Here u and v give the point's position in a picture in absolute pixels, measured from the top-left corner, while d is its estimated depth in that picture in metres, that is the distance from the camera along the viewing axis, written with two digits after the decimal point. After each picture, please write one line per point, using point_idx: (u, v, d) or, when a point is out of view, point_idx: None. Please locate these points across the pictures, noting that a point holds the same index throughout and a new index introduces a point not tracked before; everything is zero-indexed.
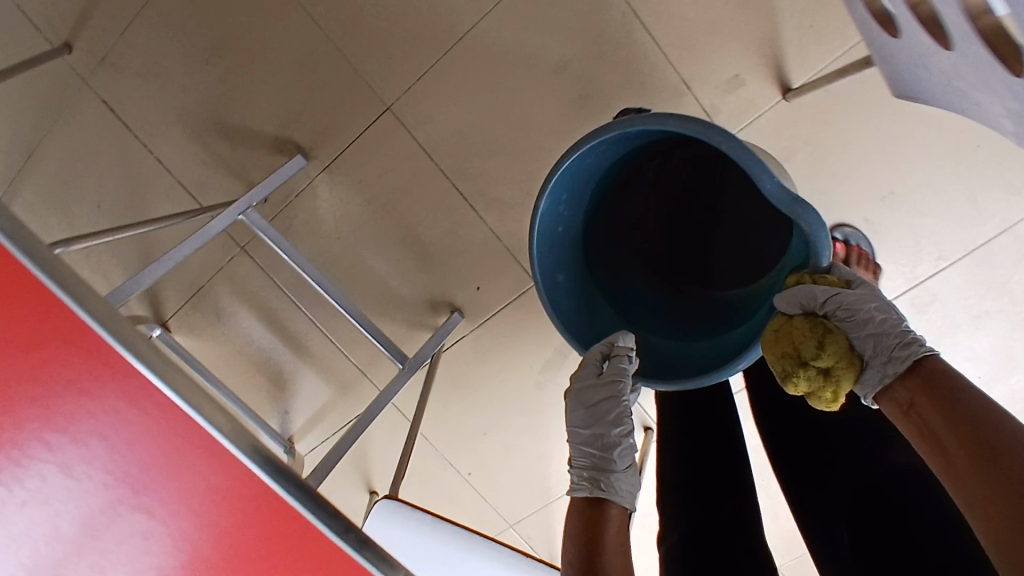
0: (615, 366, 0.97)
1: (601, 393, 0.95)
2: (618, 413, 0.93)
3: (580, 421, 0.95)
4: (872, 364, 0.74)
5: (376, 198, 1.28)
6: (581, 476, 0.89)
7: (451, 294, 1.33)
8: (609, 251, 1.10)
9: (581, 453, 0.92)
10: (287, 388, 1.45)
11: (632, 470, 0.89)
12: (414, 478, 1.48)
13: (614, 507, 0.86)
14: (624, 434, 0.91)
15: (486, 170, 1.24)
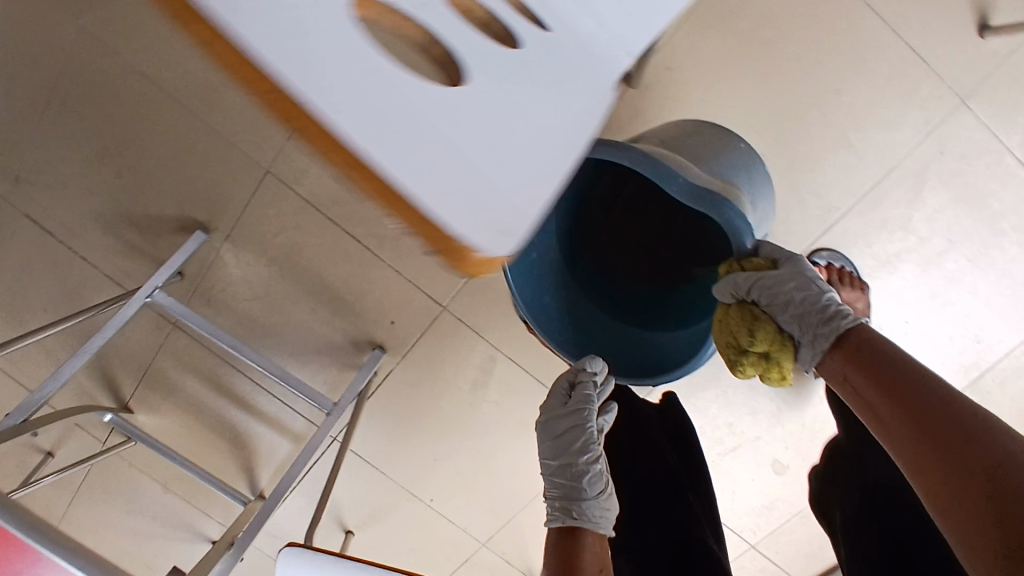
0: (579, 394, 1.01)
1: (567, 422, 1.00)
2: (583, 440, 0.97)
3: (551, 452, 0.99)
4: (810, 341, 0.85)
5: (278, 257, 1.34)
6: (554, 507, 0.94)
7: (370, 333, 1.38)
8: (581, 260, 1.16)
9: (555, 485, 0.96)
10: (248, 447, 1.53)
11: (603, 494, 0.93)
12: (381, 512, 1.53)
13: (588, 534, 0.90)
14: (589, 460, 0.94)
15: (370, 212, 1.28)
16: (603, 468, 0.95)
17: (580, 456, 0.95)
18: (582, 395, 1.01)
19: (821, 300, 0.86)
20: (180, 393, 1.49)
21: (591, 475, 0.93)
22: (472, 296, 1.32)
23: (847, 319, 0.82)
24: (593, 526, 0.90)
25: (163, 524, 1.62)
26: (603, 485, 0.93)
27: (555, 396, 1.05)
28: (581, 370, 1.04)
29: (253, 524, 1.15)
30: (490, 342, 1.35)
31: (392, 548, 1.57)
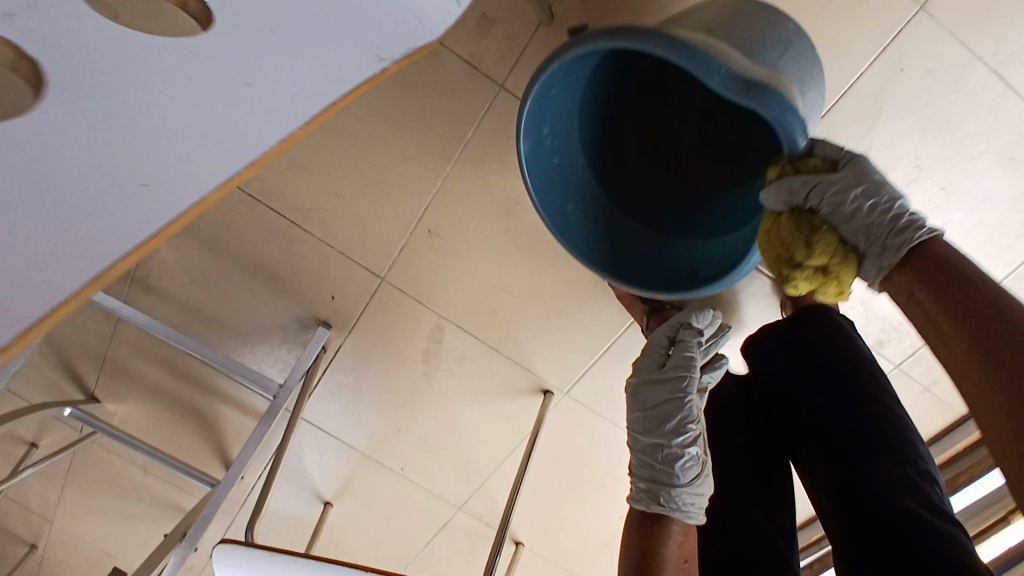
0: (679, 363, 1.03)
1: (665, 393, 1.02)
2: (680, 419, 1.00)
3: (643, 421, 1.04)
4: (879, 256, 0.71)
5: (208, 240, 1.29)
6: (647, 480, 1.01)
7: (314, 309, 1.34)
8: (605, 161, 0.95)
9: (647, 457, 1.02)
10: (215, 428, 1.54)
11: (695, 479, 0.99)
12: (354, 481, 1.53)
13: (675, 519, 1.00)
14: (685, 446, 0.98)
15: (291, 186, 1.21)
16: (698, 450, 0.99)
17: (676, 438, 0.99)
18: (682, 369, 1.03)
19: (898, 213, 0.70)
20: (141, 380, 1.50)
21: (688, 462, 0.98)
22: (410, 264, 1.26)
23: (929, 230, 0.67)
24: (681, 512, 0.99)
25: (152, 502, 1.67)
26: (698, 471, 0.99)
27: (652, 355, 1.08)
28: (684, 336, 1.06)
29: (206, 513, 1.18)
30: (435, 310, 1.30)
31: (371, 516, 1.58)
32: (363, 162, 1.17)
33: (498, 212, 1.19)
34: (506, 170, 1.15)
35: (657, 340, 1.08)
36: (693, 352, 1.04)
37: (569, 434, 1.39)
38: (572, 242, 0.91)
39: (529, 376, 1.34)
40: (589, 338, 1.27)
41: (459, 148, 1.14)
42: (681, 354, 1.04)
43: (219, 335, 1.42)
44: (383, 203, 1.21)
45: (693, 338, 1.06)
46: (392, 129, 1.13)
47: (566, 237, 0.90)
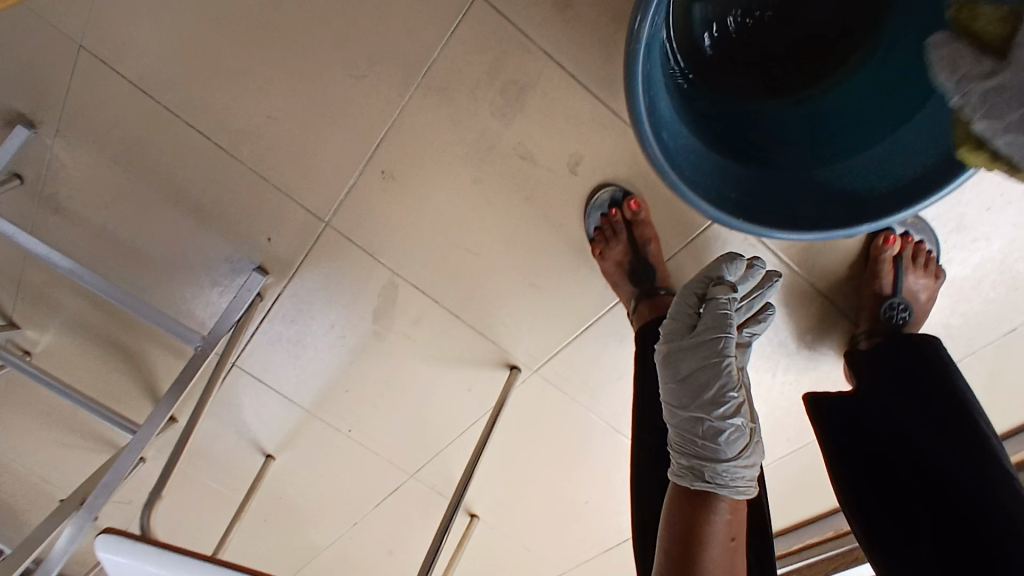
0: (714, 321, 0.83)
1: (700, 357, 0.82)
2: (719, 386, 0.80)
3: (673, 395, 0.83)
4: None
5: (125, 158, 1.06)
6: (683, 461, 0.81)
7: (246, 250, 1.13)
8: (686, 97, 0.80)
9: (681, 436, 0.82)
10: (147, 367, 1.37)
11: (744, 454, 0.79)
12: (296, 438, 1.38)
13: (722, 500, 0.78)
14: (727, 418, 0.79)
15: (216, 101, 0.97)
16: (744, 421, 0.80)
17: (714, 410, 0.79)
18: (719, 327, 0.83)
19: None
20: (62, 309, 1.31)
21: (731, 434, 0.79)
22: (359, 210, 1.04)
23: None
24: (731, 493, 0.78)
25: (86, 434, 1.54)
26: (745, 446, 0.79)
27: (681, 316, 0.87)
28: (718, 288, 0.86)
29: (106, 479, 1.06)
30: (388, 266, 1.10)
31: (315, 473, 1.44)
32: (303, 80, 0.93)
33: (466, 157, 0.96)
34: (478, 104, 0.92)
35: (684, 298, 0.88)
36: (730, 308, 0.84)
37: (536, 413, 1.22)
38: (696, 185, 0.73)
39: (496, 349, 1.16)
40: (567, 311, 1.09)
41: (422, 72, 0.90)
42: (715, 309, 0.84)
43: (137, 270, 1.20)
44: (328, 132, 0.98)
45: (729, 290, 0.86)
46: (338, 39, 0.89)
47: (701, 191, 0.74)
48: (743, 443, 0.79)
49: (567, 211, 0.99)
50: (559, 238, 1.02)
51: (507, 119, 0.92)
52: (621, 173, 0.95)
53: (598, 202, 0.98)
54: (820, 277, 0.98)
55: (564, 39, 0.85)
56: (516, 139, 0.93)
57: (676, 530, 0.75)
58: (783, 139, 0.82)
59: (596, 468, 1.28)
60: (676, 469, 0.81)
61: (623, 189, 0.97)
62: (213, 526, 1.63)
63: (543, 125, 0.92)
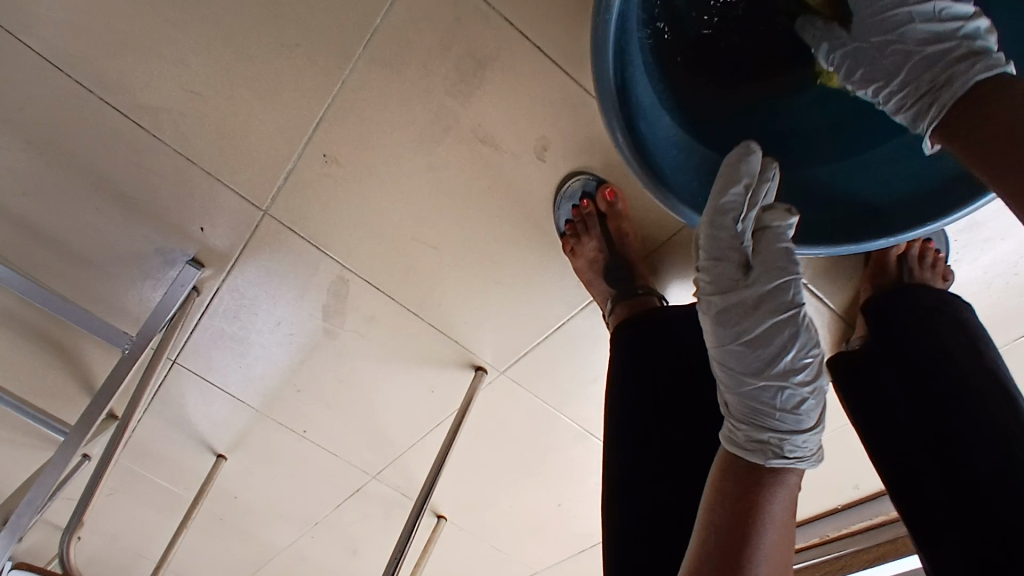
0: (780, 262, 0.63)
1: (773, 315, 0.62)
2: (798, 349, 0.63)
3: (738, 360, 0.63)
4: (897, 83, 0.57)
5: (29, 137, 0.91)
6: (753, 439, 0.63)
7: (179, 241, 1.01)
8: (672, 84, 0.70)
9: (748, 409, 0.64)
10: (80, 367, 1.21)
11: (821, 415, 0.65)
12: (248, 439, 1.28)
13: (795, 471, 0.64)
14: (808, 383, 0.64)
15: (129, 73, 0.84)
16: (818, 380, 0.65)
17: (794, 375, 0.63)
18: (788, 268, 0.63)
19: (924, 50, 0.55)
20: None
21: (811, 400, 0.64)
22: (300, 198, 0.92)
23: (976, 73, 0.50)
24: (809, 463, 0.65)
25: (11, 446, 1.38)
26: (823, 408, 0.65)
27: (728, 254, 0.64)
28: (771, 216, 0.65)
29: (28, 496, 0.91)
30: (336, 260, 0.98)
31: (270, 474, 1.35)
32: (227, 49, 0.80)
33: (420, 140, 0.85)
34: (430, 80, 0.79)
35: (728, 231, 0.64)
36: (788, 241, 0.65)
37: (504, 416, 1.14)
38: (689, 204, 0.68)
39: (458, 349, 1.06)
40: (535, 311, 0.99)
41: (363, 42, 0.78)
42: (776, 244, 0.64)
43: (59, 261, 1.06)
44: (260, 111, 0.85)
45: (784, 217, 0.66)
46: (265, 1, 0.76)
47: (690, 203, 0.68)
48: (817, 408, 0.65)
49: (533, 202, 0.88)
50: (525, 232, 0.91)
51: (464, 97, 0.80)
52: (595, 160, 0.84)
53: (568, 192, 0.87)
54: (812, 276, 0.88)
55: (526, 3, 0.73)
56: (476, 120, 0.82)
57: (732, 507, 0.59)
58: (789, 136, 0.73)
59: (567, 472, 1.20)
60: (738, 442, 0.64)
61: (597, 178, 0.86)
62: (167, 524, 1.54)
63: (505, 104, 0.80)
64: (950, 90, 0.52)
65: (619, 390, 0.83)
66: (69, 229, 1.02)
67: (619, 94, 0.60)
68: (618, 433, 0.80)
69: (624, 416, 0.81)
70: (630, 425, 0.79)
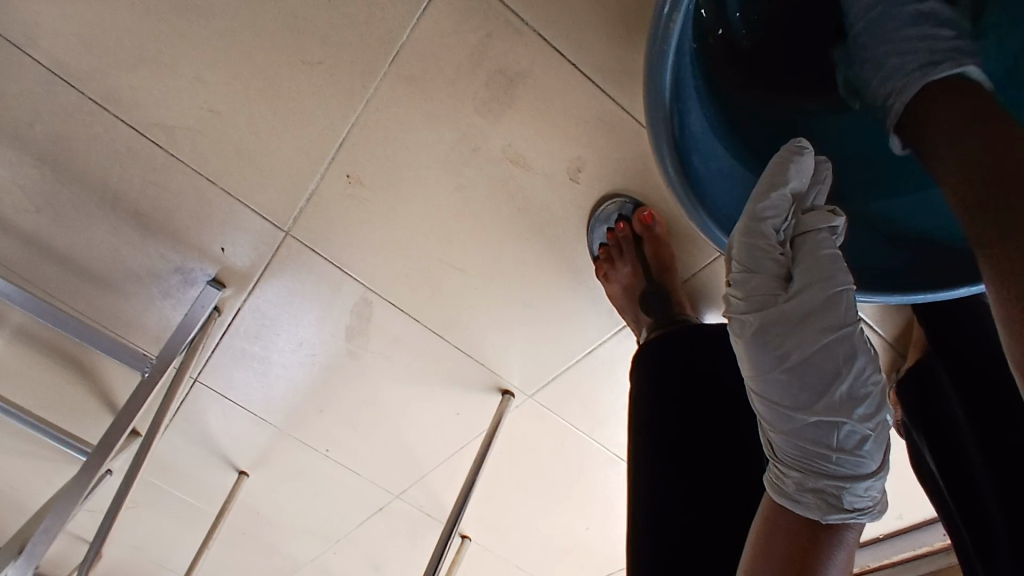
0: (830, 270, 0.47)
1: (825, 335, 0.45)
2: (859, 374, 0.46)
3: (781, 393, 0.47)
4: (881, 76, 0.53)
5: (46, 156, 0.89)
6: (806, 489, 0.50)
7: (199, 261, 0.98)
8: (718, 107, 0.65)
9: (797, 451, 0.49)
10: (99, 383, 1.19)
11: (886, 454, 0.49)
12: (270, 457, 1.26)
13: (854, 526, 0.51)
14: (872, 418, 0.47)
15: (146, 92, 0.81)
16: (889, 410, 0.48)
17: (855, 411, 0.46)
18: (839, 277, 0.46)
19: (910, 43, 0.51)
20: (5, 320, 1.10)
21: (876, 440, 0.48)
22: (322, 219, 0.89)
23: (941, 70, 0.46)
24: (870, 516, 0.51)
25: (32, 463, 1.36)
26: (890, 446, 0.49)
27: (764, 263, 0.49)
28: (812, 217, 0.50)
29: (45, 523, 0.88)
30: (359, 282, 0.95)
31: (292, 491, 1.33)
32: (246, 67, 0.77)
33: (447, 160, 0.81)
34: (458, 98, 0.75)
35: (764, 234, 0.49)
36: (833, 245, 0.49)
37: (532, 439, 1.10)
38: None
39: (486, 373, 1.02)
40: (566, 334, 0.95)
41: (389, 59, 0.74)
42: (820, 250, 0.48)
43: (77, 280, 1.03)
44: (280, 130, 0.82)
45: (828, 219, 0.50)
46: (286, 17, 0.72)
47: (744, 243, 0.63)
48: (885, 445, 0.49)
49: (566, 224, 0.84)
50: (556, 255, 0.87)
51: (494, 116, 0.76)
52: (631, 180, 0.80)
53: (603, 215, 0.83)
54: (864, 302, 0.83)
55: (562, 17, 0.69)
56: (507, 140, 0.78)
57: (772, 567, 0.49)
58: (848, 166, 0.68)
59: (597, 497, 1.17)
60: (789, 492, 0.50)
61: (634, 201, 0.82)
62: (190, 538, 1.53)
63: (537, 123, 0.76)
64: (917, 79, 0.47)
65: (645, 411, 0.76)
66: (88, 249, 0.99)
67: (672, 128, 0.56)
68: (643, 458, 0.73)
69: (650, 440, 0.74)
70: (658, 449, 0.72)
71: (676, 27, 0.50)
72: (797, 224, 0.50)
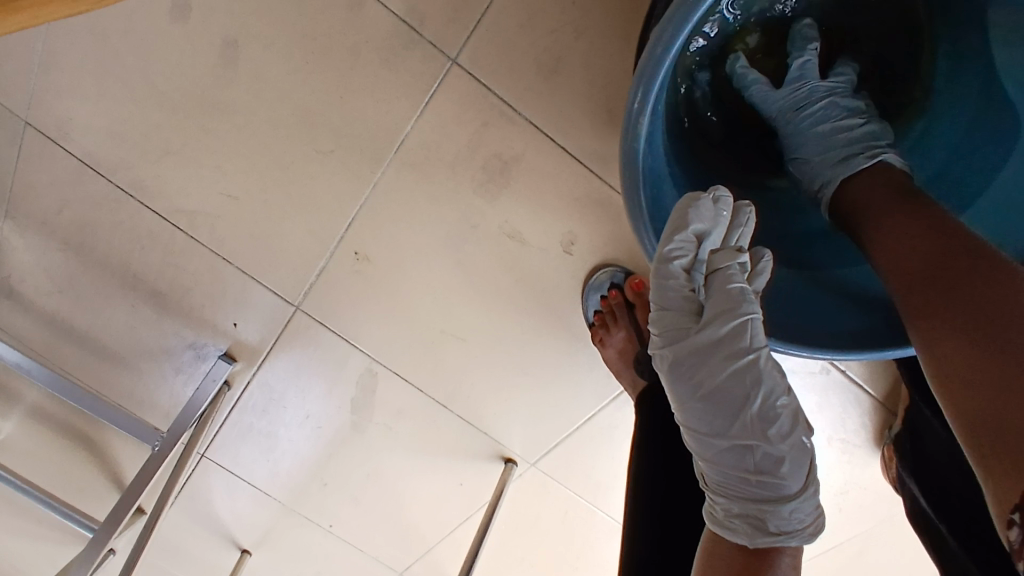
0: (732, 303, 0.54)
1: (728, 362, 0.53)
2: (766, 395, 0.52)
3: (701, 420, 0.54)
4: (812, 162, 0.71)
5: (72, 240, 0.94)
6: (734, 516, 0.54)
7: (210, 337, 1.02)
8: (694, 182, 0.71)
9: (723, 478, 0.55)
10: (108, 460, 1.20)
11: (811, 478, 0.53)
12: (273, 535, 1.25)
13: (788, 552, 0.54)
14: (785, 439, 0.52)
15: (170, 180, 0.87)
16: (804, 434, 0.52)
17: (766, 431, 0.52)
18: (743, 307, 0.54)
19: (831, 139, 0.69)
20: (20, 397, 1.14)
21: (793, 461, 0.52)
22: (330, 293, 0.94)
23: (860, 162, 0.64)
24: (802, 540, 0.54)
25: (34, 547, 1.35)
26: (811, 470, 0.53)
27: (675, 301, 0.58)
28: (721, 256, 0.57)
29: None
30: (366, 352, 0.99)
31: (295, 570, 1.31)
32: (263, 156, 0.84)
33: (448, 235, 0.86)
34: (458, 180, 0.82)
35: (674, 275, 0.57)
36: (742, 279, 0.57)
37: (536, 509, 1.10)
38: None
39: (489, 441, 1.04)
40: (567, 400, 0.97)
41: (394, 147, 0.81)
42: (728, 285, 0.55)
43: (93, 358, 1.07)
44: (293, 212, 0.88)
45: (734, 257, 0.57)
46: (300, 111, 0.80)
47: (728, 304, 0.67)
48: (806, 469, 0.53)
49: (562, 294, 0.88)
50: (553, 324, 0.91)
51: (491, 196, 0.82)
52: (621, 250, 0.85)
53: (595, 283, 0.88)
54: (851, 362, 0.86)
55: (551, 107, 0.76)
56: (504, 217, 0.84)
57: None
58: (816, 234, 0.75)
59: (604, 564, 1.16)
60: (723, 519, 0.55)
61: (624, 269, 0.87)
62: None
63: (531, 201, 0.82)
64: (844, 168, 0.65)
65: (643, 466, 0.77)
66: (105, 326, 1.04)
67: (650, 208, 0.61)
68: (643, 508, 0.74)
69: (648, 497, 0.74)
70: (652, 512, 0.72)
71: (644, 124, 0.55)
72: (708, 263, 0.58)
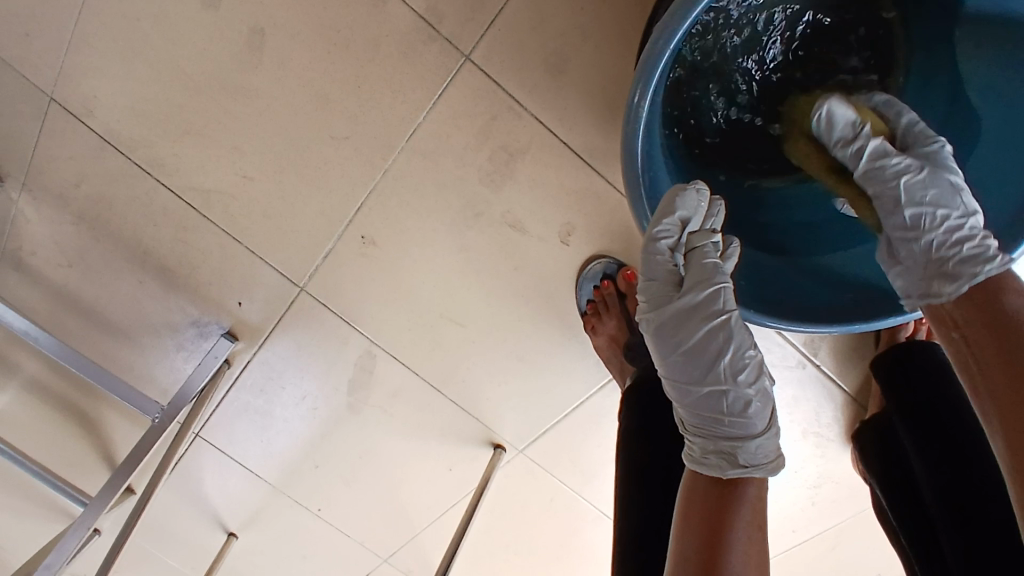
0: (708, 274, 0.62)
1: (705, 322, 0.59)
2: (737, 348, 0.59)
3: (680, 372, 0.60)
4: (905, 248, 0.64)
5: (87, 215, 0.98)
6: (709, 452, 0.60)
7: (214, 315, 1.05)
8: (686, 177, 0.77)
9: (698, 419, 0.61)
10: (102, 437, 1.22)
11: (771, 420, 0.60)
12: (262, 517, 1.28)
13: (754, 483, 0.58)
14: (752, 385, 0.59)
15: (189, 159, 0.92)
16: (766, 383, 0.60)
17: (736, 379, 0.59)
18: (716, 277, 0.61)
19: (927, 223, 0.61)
20: (21, 370, 1.16)
21: (758, 403, 0.59)
22: (335, 274, 0.98)
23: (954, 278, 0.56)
24: (767, 473, 0.59)
25: (20, 524, 1.35)
26: (772, 412, 0.60)
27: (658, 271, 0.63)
28: (698, 235, 0.64)
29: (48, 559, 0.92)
30: (365, 334, 1.03)
31: (281, 554, 1.33)
32: (280, 140, 0.89)
33: (452, 222, 0.91)
34: (464, 170, 0.87)
35: (659, 252, 0.64)
36: (715, 256, 0.63)
37: (522, 495, 1.14)
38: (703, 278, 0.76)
39: (481, 427, 1.08)
40: (558, 387, 1.02)
41: (405, 136, 0.86)
42: (704, 260, 0.62)
43: (97, 332, 1.10)
44: (305, 194, 0.92)
45: (709, 237, 0.64)
46: (319, 98, 0.85)
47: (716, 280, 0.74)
48: (768, 410, 0.60)
49: (557, 283, 0.94)
50: (548, 312, 0.96)
51: (495, 186, 0.88)
52: (614, 242, 0.91)
53: (590, 274, 0.93)
54: (825, 357, 0.92)
55: (555, 105, 0.82)
56: (506, 207, 0.89)
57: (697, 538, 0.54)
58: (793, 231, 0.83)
59: (585, 552, 1.20)
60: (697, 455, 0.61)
61: (617, 262, 0.93)
62: None
63: (533, 192, 0.88)
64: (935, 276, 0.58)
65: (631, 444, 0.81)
66: (112, 300, 1.07)
67: (648, 191, 0.67)
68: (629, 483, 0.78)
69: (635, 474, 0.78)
70: (640, 480, 0.77)
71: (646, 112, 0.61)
72: (687, 242, 0.64)
